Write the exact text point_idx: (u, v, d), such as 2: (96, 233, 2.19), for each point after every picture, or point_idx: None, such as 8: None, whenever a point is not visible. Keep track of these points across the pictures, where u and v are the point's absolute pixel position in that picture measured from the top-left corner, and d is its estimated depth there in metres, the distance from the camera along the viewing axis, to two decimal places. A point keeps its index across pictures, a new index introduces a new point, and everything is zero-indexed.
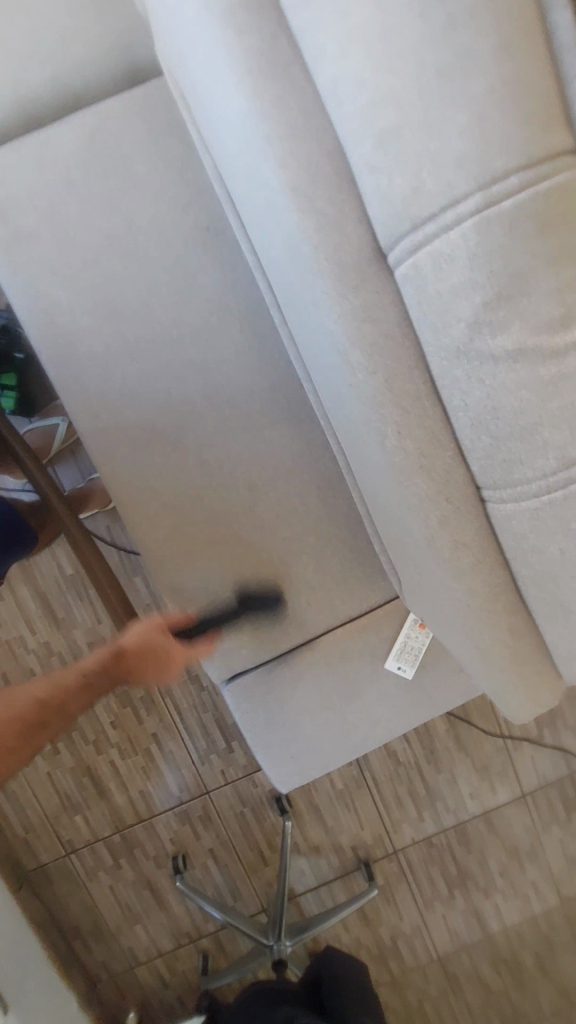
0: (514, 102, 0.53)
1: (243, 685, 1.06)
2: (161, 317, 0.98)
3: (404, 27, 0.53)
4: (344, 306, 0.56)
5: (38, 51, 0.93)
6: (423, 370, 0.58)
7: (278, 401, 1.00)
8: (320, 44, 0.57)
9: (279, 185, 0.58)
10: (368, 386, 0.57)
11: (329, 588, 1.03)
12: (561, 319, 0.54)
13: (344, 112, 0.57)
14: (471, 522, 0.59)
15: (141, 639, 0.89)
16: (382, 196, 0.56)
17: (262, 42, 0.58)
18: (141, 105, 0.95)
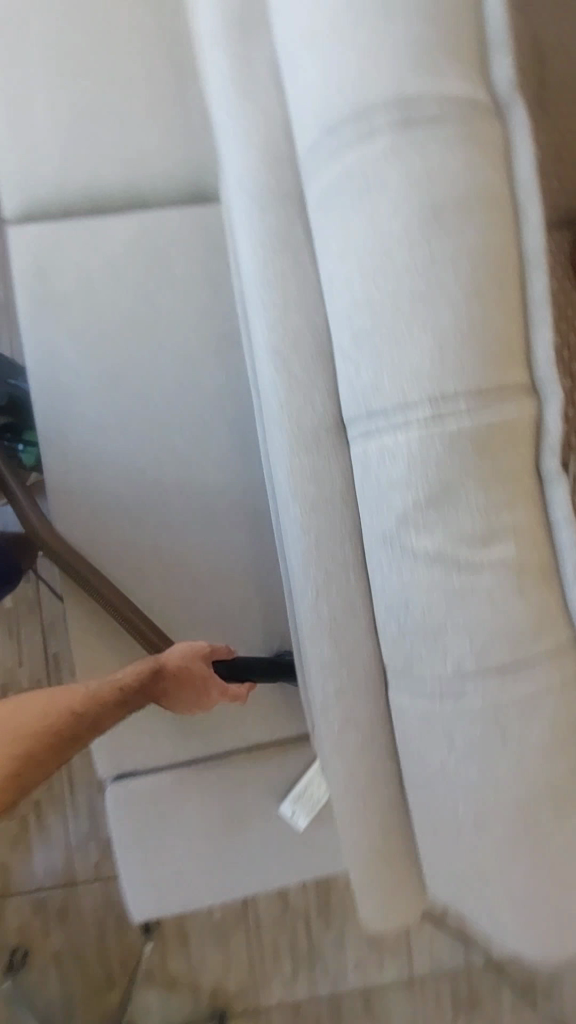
0: (473, 335, 0.58)
1: (127, 790, 0.98)
2: (158, 405, 1.02)
3: (392, 245, 0.59)
4: (295, 470, 0.64)
5: (120, 153, 1.03)
6: (358, 543, 0.63)
7: (244, 509, 1.02)
8: (330, 238, 0.63)
9: (266, 345, 0.67)
10: (303, 545, 0.63)
11: (240, 708, 0.99)
12: (484, 538, 0.56)
13: (333, 297, 0.63)
14: (367, 705, 0.63)
15: (182, 662, 0.84)
16: (347, 382, 0.62)
17: (278, 222, 0.68)
18: (196, 219, 1.03)
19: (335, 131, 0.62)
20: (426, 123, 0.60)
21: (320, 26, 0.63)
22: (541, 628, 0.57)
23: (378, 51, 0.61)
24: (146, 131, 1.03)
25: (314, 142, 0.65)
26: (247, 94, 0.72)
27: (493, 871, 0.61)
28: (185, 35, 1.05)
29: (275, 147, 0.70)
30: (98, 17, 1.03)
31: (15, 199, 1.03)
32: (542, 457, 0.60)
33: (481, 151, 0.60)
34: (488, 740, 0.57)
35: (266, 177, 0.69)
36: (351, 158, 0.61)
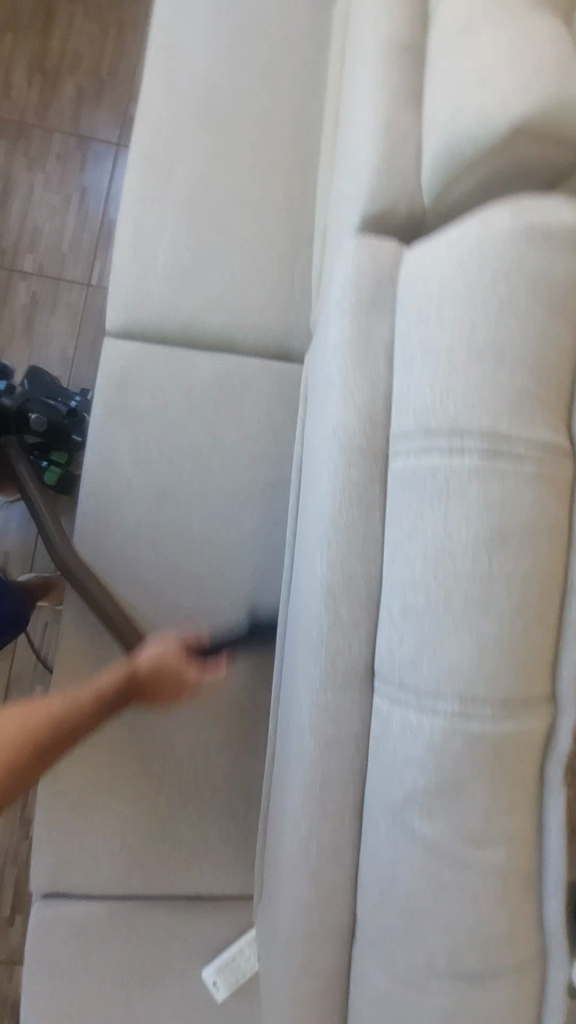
0: (515, 647, 0.59)
1: (57, 912, 0.98)
2: (193, 536, 1.06)
3: (463, 538, 0.59)
4: (315, 712, 0.63)
5: (222, 300, 1.10)
6: (359, 789, 0.65)
7: (248, 654, 1.05)
8: (401, 519, 0.62)
9: (316, 594, 0.64)
10: (309, 786, 0.64)
11: (196, 855, 1.00)
12: (478, 837, 0.60)
13: (394, 556, 0.62)
14: (336, 956, 0.67)
15: (156, 662, 0.88)
16: (388, 649, 0.61)
17: (365, 445, 0.63)
18: (274, 375, 1.11)
19: (430, 435, 0.60)
20: (516, 453, 0.59)
21: (445, 316, 0.61)
22: (515, 936, 0.62)
23: (488, 380, 0.59)
24: (250, 288, 1.11)
25: (406, 426, 0.62)
26: (360, 330, 0.65)
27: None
28: (308, 210, 1.13)
29: (378, 396, 0.65)
30: (236, 176, 1.12)
31: (114, 315, 1.09)
32: (548, 760, 0.62)
33: (551, 491, 0.60)
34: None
35: (362, 427, 0.63)
36: (439, 465, 0.60)
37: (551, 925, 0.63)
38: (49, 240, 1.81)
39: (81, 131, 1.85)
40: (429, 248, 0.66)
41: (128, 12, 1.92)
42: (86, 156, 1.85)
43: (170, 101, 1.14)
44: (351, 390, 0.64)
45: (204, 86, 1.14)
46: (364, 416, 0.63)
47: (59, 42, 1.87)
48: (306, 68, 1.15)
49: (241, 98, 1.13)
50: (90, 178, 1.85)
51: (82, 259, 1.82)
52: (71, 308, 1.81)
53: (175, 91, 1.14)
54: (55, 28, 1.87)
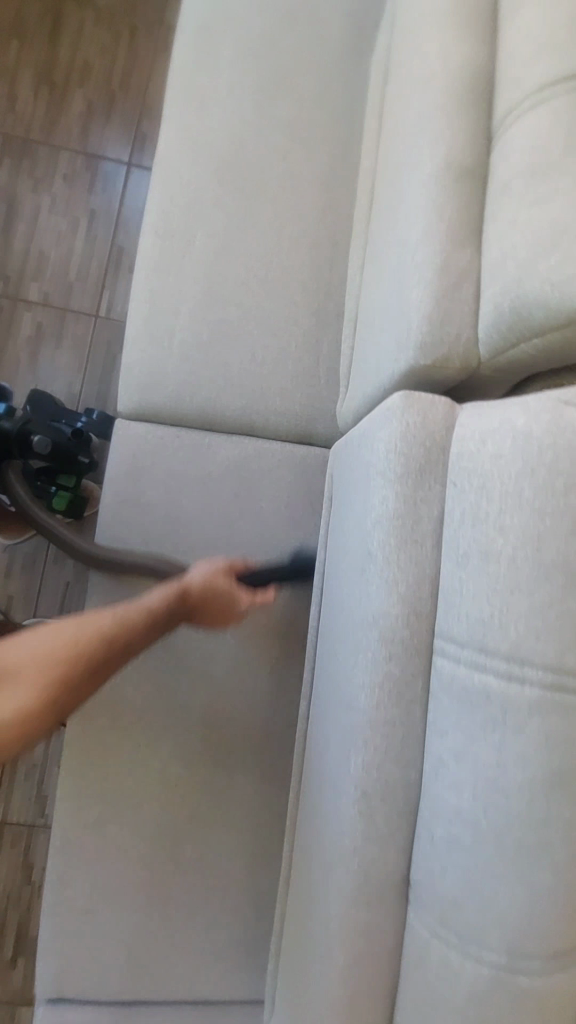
0: (573, 896, 0.51)
1: (59, 1017, 0.95)
2: (207, 631, 1.02)
3: (520, 775, 0.49)
4: (342, 926, 0.57)
5: (241, 380, 1.03)
6: (388, 1002, 0.59)
7: (262, 757, 1.01)
8: (444, 744, 0.54)
9: (346, 792, 0.58)
10: (334, 1007, 0.58)
11: (202, 963, 0.98)
12: None
13: (435, 771, 0.54)
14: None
15: (204, 592, 0.89)
16: (425, 875, 0.54)
17: (406, 635, 0.57)
18: (295, 461, 1.05)
19: (480, 661, 0.51)
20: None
21: (507, 522, 0.50)
22: None
23: (560, 610, 0.48)
24: (272, 365, 1.04)
25: (454, 635, 0.53)
26: (407, 505, 0.58)
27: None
28: (336, 283, 1.06)
29: (423, 583, 0.57)
30: (259, 243, 1.05)
31: (127, 393, 1.02)
32: None
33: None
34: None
35: (404, 620, 0.57)
36: (492, 686, 0.50)
37: None
38: (55, 267, 1.71)
39: (89, 149, 1.75)
40: (490, 419, 0.55)
41: (140, 20, 1.80)
42: (94, 176, 1.75)
43: (189, 157, 1.05)
44: (392, 576, 0.57)
45: (227, 143, 1.06)
46: (406, 601, 0.57)
47: (68, 55, 1.77)
48: (336, 131, 1.07)
49: (267, 161, 1.06)
50: (98, 199, 1.75)
51: (90, 288, 1.73)
52: (77, 340, 1.71)
53: (195, 147, 1.06)
54: (64, 40, 1.77)
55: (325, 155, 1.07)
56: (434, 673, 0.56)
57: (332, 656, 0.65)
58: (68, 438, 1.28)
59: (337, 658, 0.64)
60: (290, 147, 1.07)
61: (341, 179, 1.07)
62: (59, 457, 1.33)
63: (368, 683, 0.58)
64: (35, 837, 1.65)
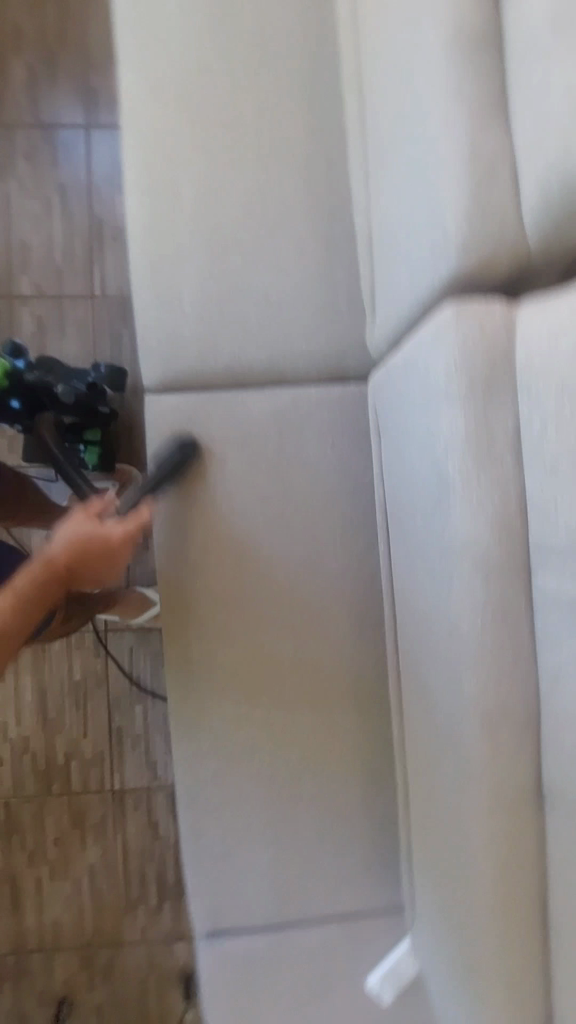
0: None
1: (222, 948, 1.05)
2: (278, 586, 1.00)
3: None
4: (481, 797, 0.68)
5: (263, 328, 0.99)
6: (541, 863, 0.69)
7: (358, 695, 1.02)
8: (556, 648, 0.61)
9: (467, 698, 0.66)
10: (491, 868, 0.69)
11: (341, 879, 1.05)
12: None
13: (550, 661, 0.62)
14: (532, 980, 0.70)
15: (69, 545, 0.94)
16: (560, 760, 0.63)
17: (500, 551, 0.63)
18: (335, 402, 1.00)
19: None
20: None
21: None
22: None
23: None
24: (288, 309, 0.99)
25: (553, 545, 0.59)
26: (480, 427, 0.62)
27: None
28: (339, 207, 0.99)
29: (508, 503, 0.62)
30: (250, 182, 0.98)
31: (152, 368, 0.99)
32: None
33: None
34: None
35: (497, 544, 0.62)
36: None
37: None
38: (40, 254, 1.65)
39: (44, 120, 1.65)
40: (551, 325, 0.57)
41: None
42: (56, 149, 1.66)
43: (158, 101, 0.98)
44: (476, 503, 0.62)
45: (194, 76, 0.98)
46: (495, 519, 0.62)
47: None
48: (307, 36, 0.98)
49: (239, 88, 0.98)
50: (65, 172, 1.66)
51: (80, 270, 1.66)
52: (80, 325, 1.66)
53: (161, 87, 0.98)
54: None
55: (297, 68, 0.98)
56: (535, 583, 0.63)
57: (420, 582, 0.73)
58: (89, 391, 1.36)
59: (430, 589, 0.70)
60: (262, 67, 0.98)
61: (323, 91, 0.98)
62: (82, 411, 1.42)
63: (474, 601, 0.64)
64: (155, 798, 1.80)
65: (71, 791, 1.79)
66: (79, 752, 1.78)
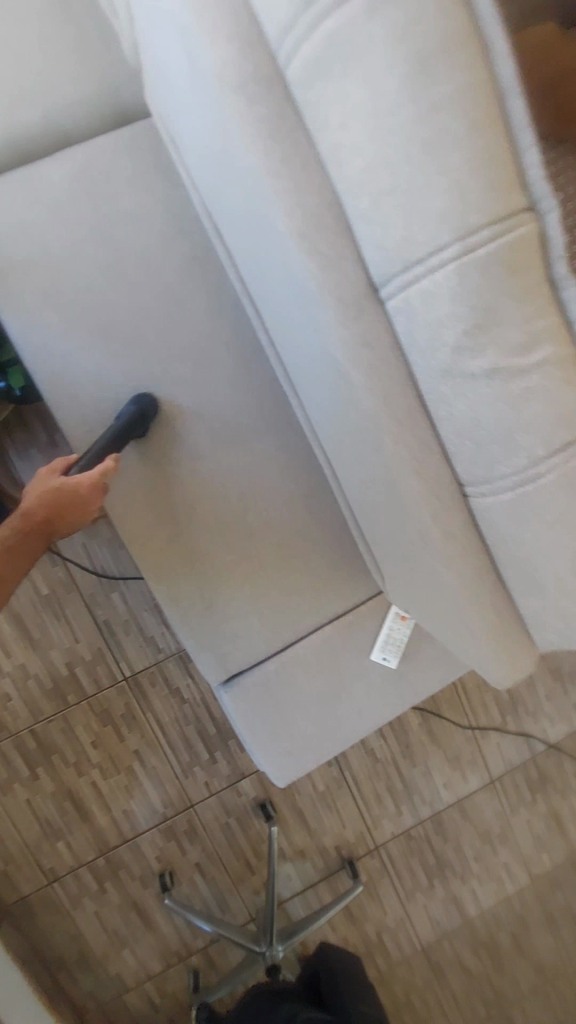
0: (483, 161, 0.54)
1: (239, 685, 1.11)
2: (151, 336, 1.02)
3: (384, 65, 0.52)
4: (346, 335, 0.62)
5: (26, 89, 0.96)
6: (411, 383, 0.64)
7: (265, 417, 1.06)
8: (328, 126, 0.56)
9: (285, 240, 0.61)
10: (370, 405, 0.64)
11: (320, 590, 1.11)
12: (527, 345, 0.58)
13: (329, 141, 0.57)
14: (456, 514, 0.67)
15: (47, 497, 0.83)
16: (380, 246, 0.59)
17: (238, 56, 0.58)
18: (129, 144, 0.99)
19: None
20: None
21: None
22: None
23: None
24: (46, 54, 0.95)
25: (278, 9, 0.55)
26: None
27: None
28: None
29: (234, 4, 0.57)
30: None
31: None
32: (552, 262, 0.60)
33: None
34: (567, 507, 0.61)
35: (236, 48, 0.57)
36: (321, 6, 0.52)
37: None
38: None
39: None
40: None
41: None
42: None
43: None
44: (206, 10, 0.57)
45: None
46: (226, 20, 0.57)
47: None
48: None
49: None
50: None
51: None
52: None
53: None
54: None
55: None
56: (287, 73, 0.58)
57: (216, 175, 0.67)
58: None
59: (220, 169, 0.65)
60: None
61: None
62: None
63: (244, 130, 0.59)
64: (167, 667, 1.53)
65: (84, 694, 1.49)
66: (77, 655, 1.47)
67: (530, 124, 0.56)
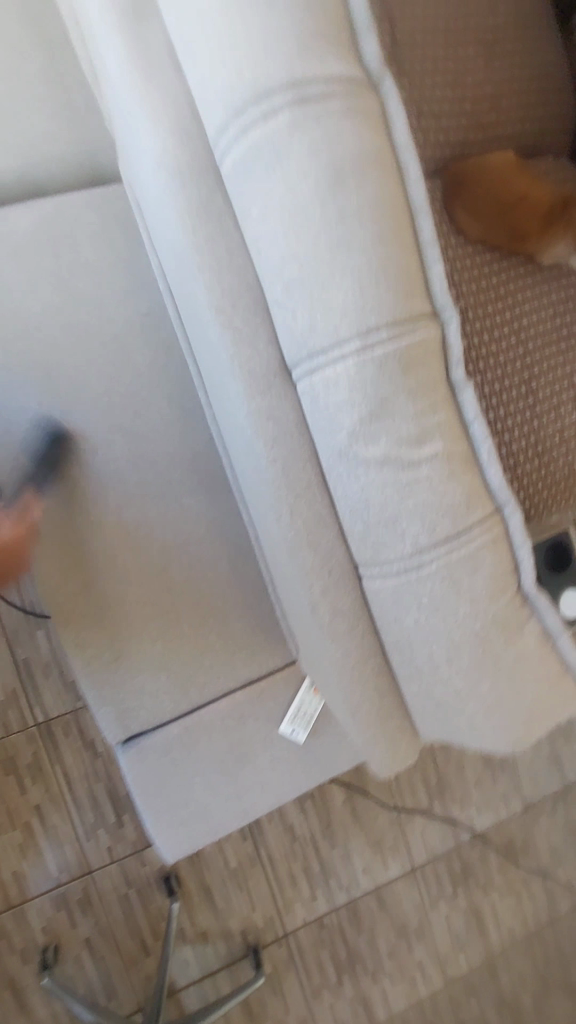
0: (386, 268, 0.59)
1: (138, 746, 1.06)
2: (94, 383, 1.03)
3: (302, 175, 0.57)
4: (253, 408, 0.65)
5: (7, 142, 1.01)
6: (315, 460, 0.65)
7: (199, 472, 1.07)
8: (251, 217, 0.60)
9: (206, 317, 0.65)
10: (271, 477, 0.66)
11: (234, 652, 1.08)
12: (418, 438, 0.61)
13: (250, 231, 0.61)
14: (347, 592, 0.67)
15: (11, 537, 0.89)
16: (291, 330, 0.62)
17: (179, 150, 0.62)
18: (99, 204, 1.04)
19: (239, 110, 0.57)
20: (325, 101, 0.57)
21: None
22: (474, 499, 0.62)
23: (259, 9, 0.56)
24: (31, 116, 1.01)
25: (216, 116, 0.59)
26: (136, 45, 0.63)
27: (476, 730, 0.67)
28: (52, 10, 1.02)
29: (179, 103, 0.62)
30: None
31: None
32: (451, 365, 0.64)
33: (369, 125, 0.58)
34: (449, 600, 0.62)
35: (177, 143, 0.62)
36: (251, 124, 0.57)
37: (498, 487, 0.64)
38: None
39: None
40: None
41: None
42: None
43: None
44: (154, 106, 0.62)
45: None
46: (171, 117, 0.62)
47: None
48: None
49: None
50: None
51: None
52: None
53: None
54: None
55: None
56: (220, 167, 0.62)
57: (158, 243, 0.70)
58: None
59: (161, 242, 0.69)
60: None
61: None
62: None
63: (180, 213, 0.63)
64: (86, 717, 1.38)
65: None
66: None
67: (437, 241, 0.61)
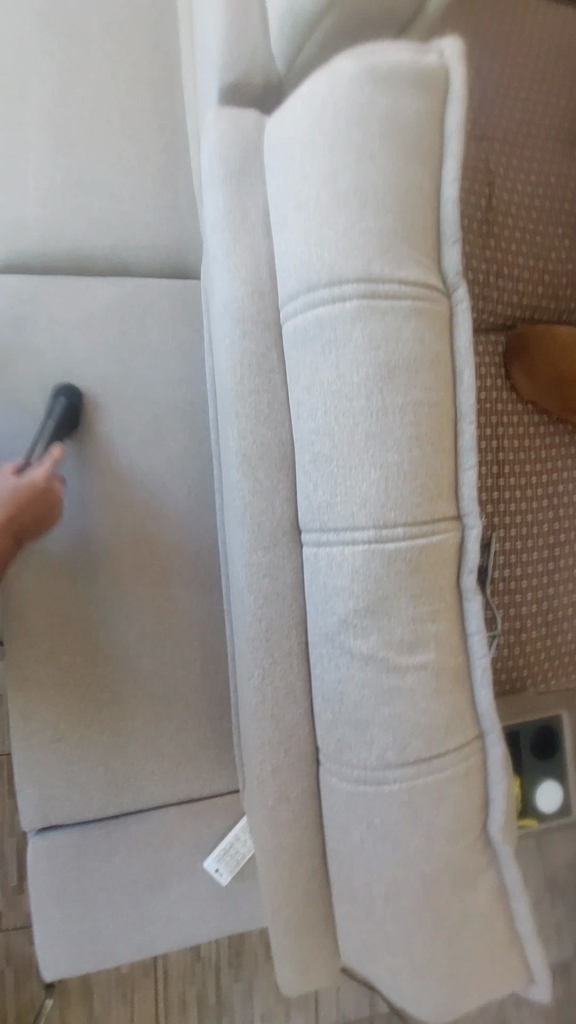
0: (415, 471, 0.58)
1: (51, 840, 0.98)
2: (120, 458, 1.03)
3: (354, 365, 0.57)
4: (254, 560, 0.63)
5: (108, 222, 1.06)
6: (301, 630, 0.62)
7: (197, 570, 1.04)
8: (299, 385, 0.60)
9: (232, 460, 0.64)
10: (254, 633, 0.63)
11: (180, 765, 1.02)
12: (409, 645, 0.58)
13: (294, 398, 0.61)
14: (300, 777, 0.63)
15: (15, 488, 0.91)
16: (308, 500, 0.60)
17: (250, 304, 0.64)
18: (176, 295, 1.08)
19: (311, 289, 0.58)
20: (395, 299, 0.57)
21: (309, 171, 0.58)
22: (452, 724, 0.58)
23: (355, 204, 0.57)
24: (136, 204, 1.07)
25: (290, 285, 0.60)
26: (234, 201, 0.64)
27: (400, 969, 0.60)
28: (179, 120, 1.10)
29: (260, 260, 0.64)
30: (98, 88, 1.07)
31: None
32: (462, 571, 0.61)
33: (433, 329, 0.58)
34: (400, 823, 0.57)
35: (249, 297, 0.63)
36: (320, 307, 0.58)
37: (486, 713, 0.60)
38: None
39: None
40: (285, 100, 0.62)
41: None
42: None
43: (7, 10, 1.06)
44: (236, 259, 0.64)
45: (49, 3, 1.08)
46: (249, 271, 0.64)
47: None
48: None
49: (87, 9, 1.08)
50: None
51: None
52: None
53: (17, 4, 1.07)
54: None
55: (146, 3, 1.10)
56: (283, 328, 0.63)
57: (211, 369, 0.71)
58: None
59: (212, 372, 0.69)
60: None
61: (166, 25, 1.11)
62: None
63: (234, 359, 0.64)
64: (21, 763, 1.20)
65: None
66: None
67: (475, 453, 0.60)
